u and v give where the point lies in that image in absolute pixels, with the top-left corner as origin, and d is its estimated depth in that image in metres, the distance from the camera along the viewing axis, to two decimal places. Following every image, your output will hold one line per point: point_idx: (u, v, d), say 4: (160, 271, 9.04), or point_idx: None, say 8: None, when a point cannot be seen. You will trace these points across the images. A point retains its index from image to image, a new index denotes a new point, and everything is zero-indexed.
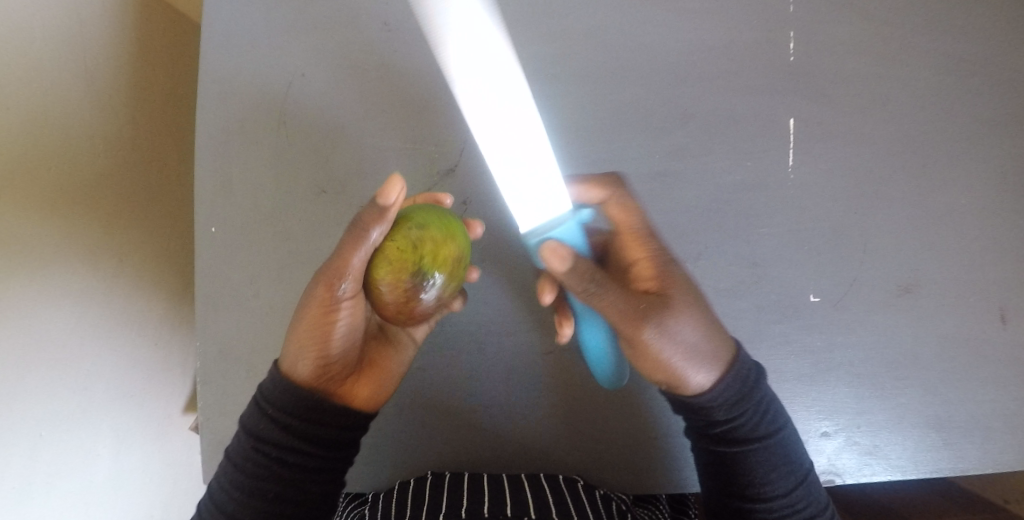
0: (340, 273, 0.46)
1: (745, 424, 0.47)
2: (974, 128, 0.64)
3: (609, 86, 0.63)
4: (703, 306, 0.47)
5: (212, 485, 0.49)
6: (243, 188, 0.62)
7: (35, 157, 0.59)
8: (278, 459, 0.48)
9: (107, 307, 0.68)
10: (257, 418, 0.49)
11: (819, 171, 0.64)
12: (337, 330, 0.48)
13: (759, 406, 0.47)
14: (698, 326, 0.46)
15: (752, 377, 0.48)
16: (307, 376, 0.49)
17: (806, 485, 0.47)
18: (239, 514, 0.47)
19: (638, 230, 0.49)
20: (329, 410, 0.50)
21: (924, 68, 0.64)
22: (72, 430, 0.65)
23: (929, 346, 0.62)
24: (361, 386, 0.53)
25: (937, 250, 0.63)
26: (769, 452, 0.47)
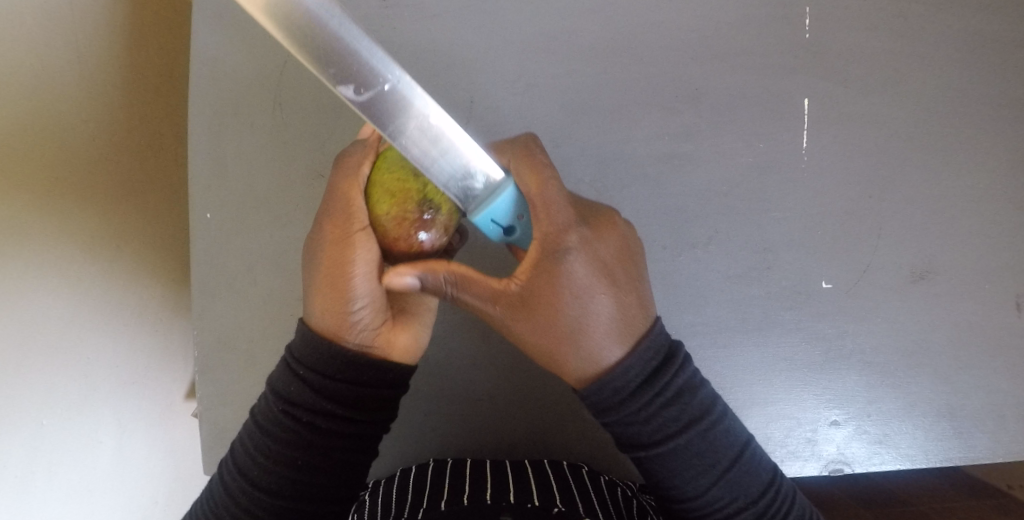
0: (344, 208, 0.47)
1: (645, 427, 0.45)
2: (997, 106, 0.61)
3: (616, 64, 0.60)
4: (583, 295, 0.45)
5: (237, 445, 0.48)
6: (237, 173, 0.61)
7: None
8: (309, 424, 0.46)
9: (107, 294, 0.67)
10: (287, 380, 0.47)
11: (834, 152, 0.61)
12: (358, 271, 0.46)
13: (659, 403, 0.44)
14: (574, 318, 0.45)
15: (646, 367, 0.45)
16: (333, 325, 0.47)
17: (725, 477, 0.45)
18: (264, 479, 0.45)
19: (539, 205, 0.45)
20: (363, 367, 0.47)
21: (947, 44, 0.61)
22: (73, 417, 0.67)
23: (944, 334, 0.61)
24: (396, 337, 0.50)
25: (955, 235, 0.61)
26: (679, 451, 0.45)
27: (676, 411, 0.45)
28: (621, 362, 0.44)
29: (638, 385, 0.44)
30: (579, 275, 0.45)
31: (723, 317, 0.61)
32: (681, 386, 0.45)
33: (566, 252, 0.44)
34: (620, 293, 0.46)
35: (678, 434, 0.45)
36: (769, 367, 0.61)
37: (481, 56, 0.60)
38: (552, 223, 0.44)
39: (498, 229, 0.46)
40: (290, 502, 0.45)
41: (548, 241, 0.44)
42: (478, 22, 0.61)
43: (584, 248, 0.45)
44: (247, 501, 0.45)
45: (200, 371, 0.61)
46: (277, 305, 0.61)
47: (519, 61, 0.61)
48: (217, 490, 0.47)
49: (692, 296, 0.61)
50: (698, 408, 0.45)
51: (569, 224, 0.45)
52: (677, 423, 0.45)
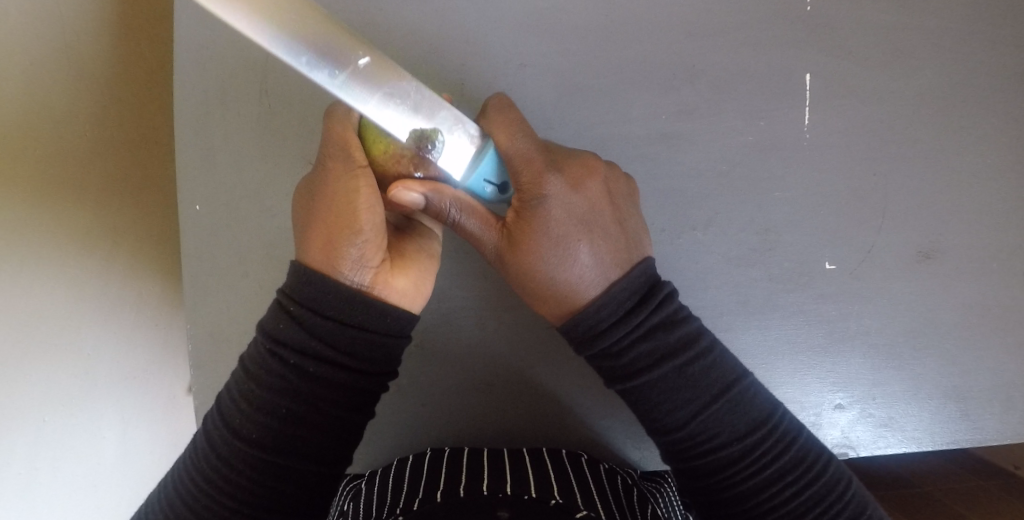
0: (341, 147, 0.47)
1: (624, 358, 0.48)
2: (1004, 78, 0.59)
3: (610, 43, 0.59)
4: (562, 236, 0.48)
5: (224, 390, 0.48)
6: (225, 161, 0.60)
7: (25, 139, 0.57)
8: (297, 369, 0.46)
9: (103, 289, 0.67)
10: (277, 319, 0.46)
11: (838, 129, 0.59)
12: (361, 203, 0.46)
13: (634, 333, 0.47)
14: (555, 257, 0.48)
15: (623, 297, 0.48)
16: (333, 260, 0.46)
17: (706, 409, 0.47)
18: (247, 426, 0.45)
19: (517, 154, 0.47)
20: (358, 308, 0.46)
21: (954, 14, 0.59)
22: (74, 416, 0.66)
23: (951, 314, 0.59)
24: (396, 279, 0.49)
25: (961, 212, 0.59)
26: (657, 382, 0.47)
27: (651, 344, 0.47)
28: (598, 299, 0.48)
29: (617, 320, 0.48)
30: (558, 220, 0.48)
31: (723, 300, 0.59)
32: (659, 321, 0.48)
33: (544, 199, 0.47)
34: (598, 236, 0.49)
35: (655, 366, 0.47)
36: (772, 350, 0.59)
37: (470, 35, 0.59)
38: (530, 172, 0.47)
39: (489, 187, 0.49)
40: (273, 452, 0.45)
41: (526, 188, 0.47)
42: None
43: (561, 194, 0.48)
44: (228, 450, 0.45)
45: (195, 365, 0.61)
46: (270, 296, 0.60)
47: (509, 39, 0.59)
48: (200, 440, 0.47)
49: (691, 280, 0.59)
50: (677, 342, 0.48)
51: (546, 173, 0.47)
52: (654, 355, 0.47)
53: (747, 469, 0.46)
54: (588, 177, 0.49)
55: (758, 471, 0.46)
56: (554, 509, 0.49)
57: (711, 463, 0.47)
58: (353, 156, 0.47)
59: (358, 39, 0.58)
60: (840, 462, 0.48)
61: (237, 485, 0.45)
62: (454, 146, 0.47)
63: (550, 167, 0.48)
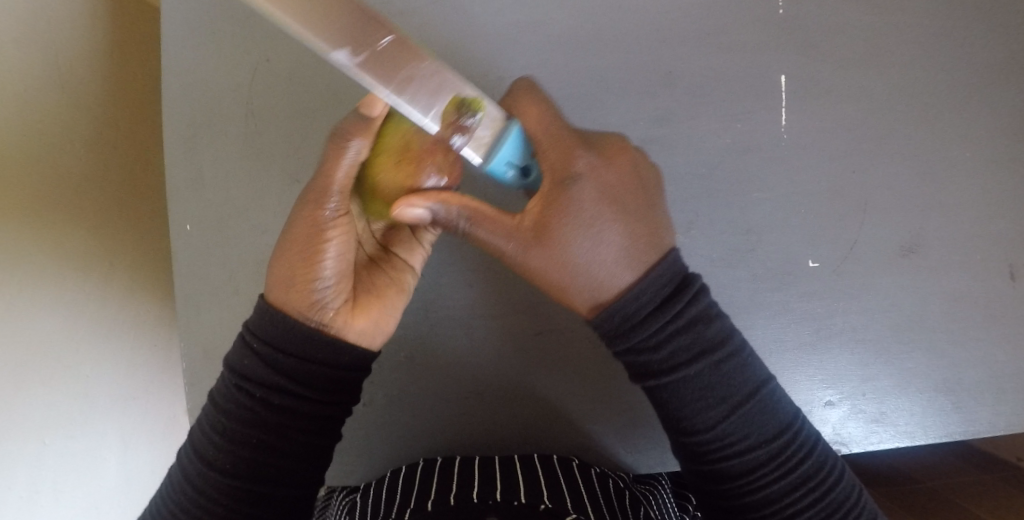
0: (324, 186, 0.46)
1: (659, 355, 0.45)
2: (977, 72, 0.60)
3: (586, 53, 0.60)
4: (596, 216, 0.44)
5: (196, 425, 0.49)
6: (214, 181, 0.61)
7: (28, 166, 0.58)
8: (263, 401, 0.47)
9: (101, 313, 0.68)
10: (242, 356, 0.48)
11: (815, 129, 0.60)
12: (328, 247, 0.47)
13: (674, 327, 0.45)
14: (590, 239, 0.44)
15: (666, 284, 0.45)
16: (297, 299, 0.47)
17: (739, 410, 0.46)
18: (218, 458, 0.46)
19: (548, 133, 0.45)
20: (317, 345, 0.47)
21: (924, 12, 0.60)
22: (74, 438, 0.67)
23: (937, 307, 0.59)
24: (358, 319, 0.50)
25: (942, 205, 0.60)
26: (692, 380, 0.46)
27: (690, 338, 0.45)
28: (636, 286, 0.44)
29: (657, 309, 0.45)
30: (590, 199, 0.44)
31: None
32: (698, 313, 0.45)
33: (574, 176, 0.44)
34: (633, 219, 0.45)
35: (693, 362, 0.45)
36: (760, 349, 0.60)
37: (449, 50, 0.60)
38: (558, 150, 0.45)
39: (510, 170, 0.46)
40: (245, 480, 0.46)
41: (556, 167, 0.44)
42: (445, 16, 0.60)
43: (593, 172, 0.45)
44: (202, 480, 0.46)
45: (189, 383, 0.61)
46: None
47: (488, 53, 0.60)
48: (176, 471, 0.48)
49: None
50: (714, 338, 0.46)
51: (577, 151, 0.45)
52: (691, 351, 0.45)
53: (775, 471, 0.46)
54: (620, 158, 0.47)
55: (779, 477, 0.46)
56: (544, 512, 0.49)
57: (739, 465, 0.46)
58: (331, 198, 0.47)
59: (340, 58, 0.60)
60: (852, 477, 0.48)
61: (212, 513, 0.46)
62: (480, 129, 0.45)
63: (581, 145, 0.45)
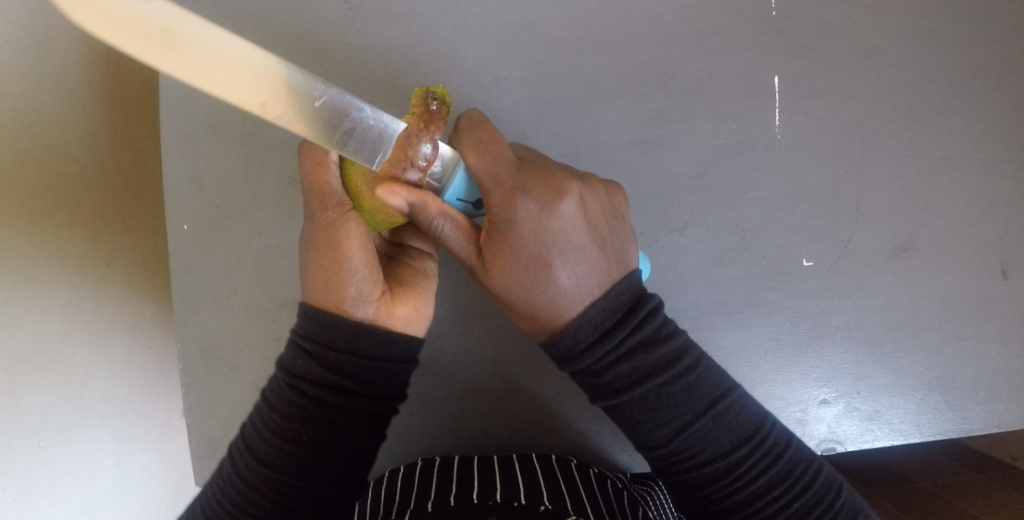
0: (320, 192, 0.47)
1: (604, 379, 0.47)
2: (968, 73, 0.61)
3: (582, 53, 0.60)
4: (536, 256, 0.47)
5: (248, 423, 0.49)
6: (212, 181, 0.61)
7: (28, 167, 0.58)
8: (316, 400, 0.47)
9: (97, 315, 0.68)
10: (295, 356, 0.48)
11: (808, 129, 0.61)
12: (350, 243, 0.47)
13: (613, 352, 0.46)
14: (530, 278, 0.47)
15: (597, 315, 0.47)
16: (335, 299, 0.48)
17: (689, 429, 0.46)
18: (270, 455, 0.46)
19: (491, 176, 0.46)
20: (367, 338, 0.48)
21: (914, 13, 0.61)
22: (70, 441, 0.66)
23: (930, 306, 0.60)
24: (398, 308, 0.51)
25: (934, 205, 0.60)
26: (637, 403, 0.47)
27: (632, 364, 0.46)
28: (577, 318, 0.47)
29: (596, 338, 0.47)
30: (529, 241, 0.47)
31: (704, 300, 0.60)
32: (640, 339, 0.47)
33: (513, 222, 0.46)
34: (572, 254, 0.48)
35: (635, 387, 0.46)
36: (754, 348, 0.60)
37: (446, 51, 0.61)
38: (499, 195, 0.46)
39: (460, 202, 0.48)
40: (296, 477, 0.46)
41: (497, 212, 0.46)
42: (440, 18, 0.61)
43: (532, 217, 0.47)
44: (252, 476, 0.46)
45: (187, 383, 0.62)
46: (258, 311, 0.61)
47: (483, 55, 0.61)
48: (227, 466, 0.48)
49: (672, 282, 0.60)
50: (658, 361, 0.47)
51: (517, 194, 0.46)
52: (635, 375, 0.47)
53: (734, 484, 0.46)
54: (565, 194, 0.48)
55: (743, 487, 0.46)
56: (544, 513, 0.49)
57: (697, 479, 0.47)
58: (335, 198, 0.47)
59: (337, 60, 0.61)
60: (829, 469, 0.48)
61: (261, 509, 0.46)
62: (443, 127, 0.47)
63: (522, 186, 0.47)
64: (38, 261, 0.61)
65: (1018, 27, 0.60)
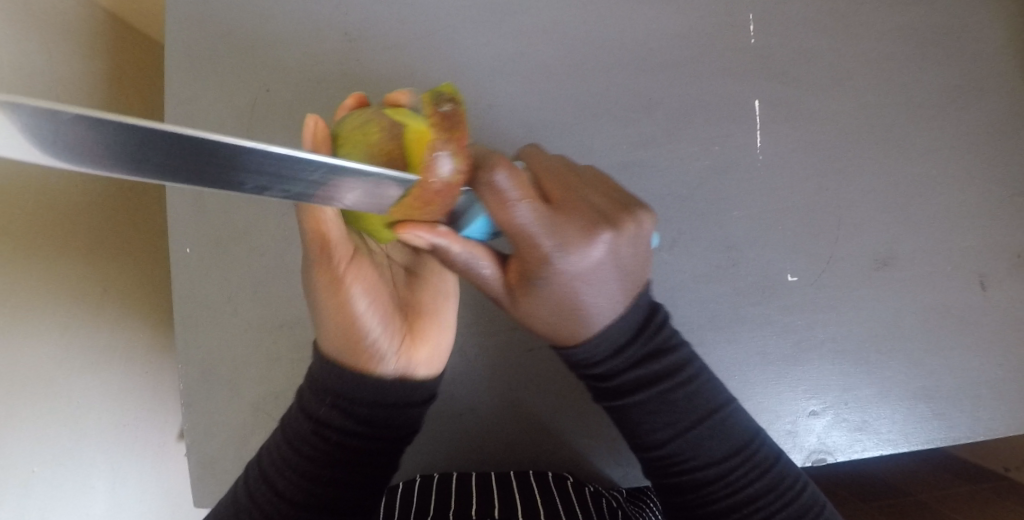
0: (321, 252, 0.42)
1: (612, 381, 0.48)
2: (938, 94, 0.64)
3: (570, 80, 0.63)
4: (562, 300, 0.44)
5: (263, 457, 0.50)
6: (214, 206, 0.63)
7: (28, 190, 0.59)
8: (340, 444, 0.49)
9: (92, 338, 0.69)
10: (317, 401, 0.49)
11: (788, 150, 0.63)
12: (359, 303, 0.46)
13: (625, 360, 0.47)
14: (552, 316, 0.45)
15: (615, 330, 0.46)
16: (352, 357, 0.48)
17: (687, 435, 0.47)
18: (291, 491, 0.47)
19: (526, 229, 0.40)
20: (387, 393, 0.49)
21: (885, 40, 0.64)
22: (65, 465, 0.65)
23: (912, 317, 0.62)
24: (416, 351, 0.51)
25: (912, 220, 0.63)
26: (641, 406, 0.48)
27: (639, 371, 0.48)
28: (593, 337, 0.46)
29: (609, 352, 0.47)
30: (558, 287, 0.43)
31: (694, 316, 0.62)
32: (648, 350, 0.48)
33: (546, 270, 0.42)
34: (604, 294, 0.45)
35: (639, 390, 0.48)
36: (744, 362, 0.62)
37: (441, 79, 0.63)
38: (530, 246, 0.41)
39: (484, 236, 0.44)
40: (318, 515, 0.47)
41: (530, 260, 0.42)
42: (434, 48, 0.63)
43: (568, 268, 0.42)
44: (272, 510, 0.46)
45: (186, 404, 0.63)
46: (259, 332, 0.63)
47: (476, 83, 0.63)
48: (239, 493, 0.48)
49: (662, 297, 0.62)
50: (664, 369, 0.48)
51: (555, 246, 0.42)
52: (641, 381, 0.48)
53: (726, 491, 0.47)
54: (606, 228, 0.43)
55: (726, 496, 0.46)
56: None
57: (688, 482, 0.47)
58: (337, 256, 0.43)
59: (337, 90, 0.63)
60: (818, 490, 0.49)
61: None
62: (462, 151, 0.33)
63: (562, 236, 0.41)
64: (28, 286, 0.60)
65: (983, 52, 0.64)
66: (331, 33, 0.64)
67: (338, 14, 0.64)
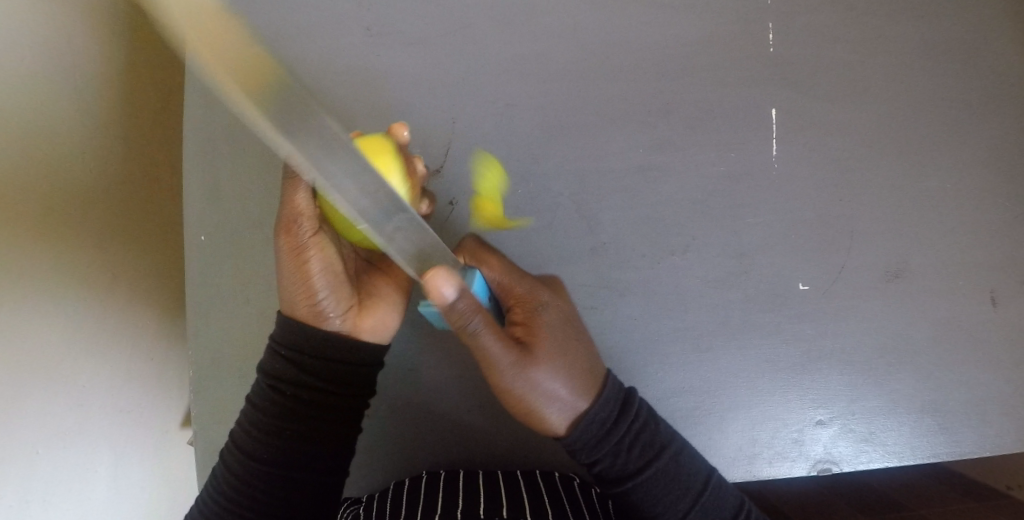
0: (291, 215, 0.49)
1: (610, 464, 0.53)
2: (956, 110, 0.64)
3: (590, 84, 0.64)
4: (565, 349, 0.54)
5: (234, 427, 0.54)
6: (230, 194, 0.63)
7: (34, 172, 0.60)
8: (294, 397, 0.52)
9: (102, 324, 0.69)
10: (273, 360, 0.53)
11: (804, 159, 0.63)
12: (314, 266, 0.51)
13: (619, 443, 0.53)
14: (561, 370, 0.53)
15: (607, 416, 0.53)
16: (307, 316, 0.53)
17: (694, 506, 0.53)
18: (256, 450, 0.51)
19: (516, 275, 0.58)
20: (336, 349, 0.53)
21: (905, 54, 0.64)
22: (66, 446, 0.66)
23: (923, 331, 0.62)
24: (364, 319, 0.55)
25: (925, 234, 0.63)
26: (644, 489, 0.53)
27: (634, 451, 0.53)
28: (591, 408, 0.53)
29: (603, 433, 0.53)
30: (554, 327, 0.56)
31: (705, 322, 0.62)
32: (635, 431, 0.54)
33: (541, 310, 0.56)
34: (585, 343, 0.56)
35: (639, 471, 0.53)
36: (752, 370, 0.62)
37: (461, 77, 0.64)
38: (524, 290, 0.57)
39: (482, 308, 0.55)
40: (281, 467, 0.51)
41: (523, 305, 0.57)
42: (456, 47, 0.64)
43: (555, 305, 0.57)
44: (241, 469, 0.51)
45: (196, 390, 0.63)
46: (270, 321, 0.63)
47: (496, 82, 0.64)
48: (217, 467, 0.53)
49: (673, 301, 0.62)
50: (654, 448, 0.53)
51: (538, 290, 0.58)
52: (639, 461, 0.53)
53: None
54: (563, 295, 0.60)
55: None
56: None
57: None
58: (302, 223, 0.50)
59: (356, 84, 0.64)
60: None
61: (256, 502, 0.50)
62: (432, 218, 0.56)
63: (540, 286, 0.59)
64: (30, 266, 0.61)
65: (1001, 69, 0.64)
66: (354, 27, 0.64)
67: (360, 9, 0.64)
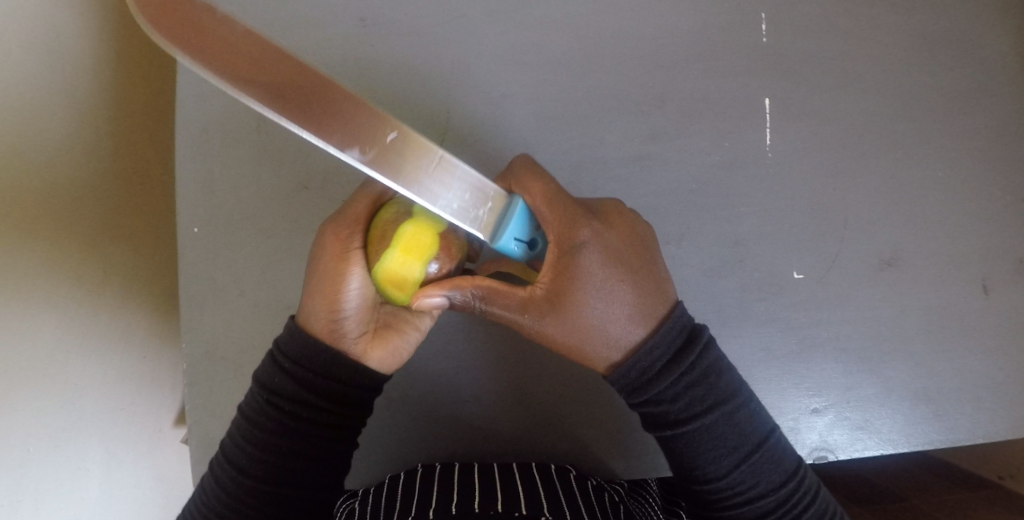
0: (350, 220, 0.50)
1: (657, 409, 0.48)
2: (946, 99, 0.64)
3: (584, 74, 0.64)
4: (603, 289, 0.47)
5: (226, 440, 0.53)
6: (224, 187, 0.63)
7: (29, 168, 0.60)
8: (292, 414, 0.51)
9: (95, 320, 0.68)
10: (273, 374, 0.52)
11: (797, 149, 0.64)
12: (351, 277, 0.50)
13: (671, 389, 0.47)
14: (598, 312, 0.47)
15: (659, 360, 0.47)
16: (323, 330, 0.51)
17: (749, 463, 0.48)
18: (251, 466, 0.50)
19: (560, 203, 0.48)
20: (342, 370, 0.52)
21: (896, 44, 0.65)
22: (59, 444, 0.66)
23: (916, 318, 0.62)
24: (375, 347, 0.54)
25: (917, 222, 0.63)
26: (691, 440, 0.48)
27: (687, 399, 0.47)
28: (645, 343, 0.47)
29: (649, 377, 0.47)
30: (595, 266, 0.47)
31: (701, 311, 0.62)
32: (686, 382, 0.47)
33: (581, 247, 0.47)
34: (641, 278, 0.48)
35: (691, 420, 0.47)
36: (748, 359, 0.62)
37: (455, 68, 0.64)
38: (564, 220, 0.47)
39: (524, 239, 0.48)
40: (275, 484, 0.50)
41: (561, 237, 0.47)
42: (450, 38, 0.64)
43: (598, 238, 0.47)
44: (234, 484, 0.50)
45: (189, 385, 0.62)
46: (265, 314, 0.62)
47: (490, 72, 0.64)
48: (208, 480, 0.52)
49: None
50: (705, 401, 0.47)
51: (581, 221, 0.47)
52: (689, 411, 0.48)
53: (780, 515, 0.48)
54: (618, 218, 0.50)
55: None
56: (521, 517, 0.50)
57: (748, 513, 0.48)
58: (352, 238, 0.50)
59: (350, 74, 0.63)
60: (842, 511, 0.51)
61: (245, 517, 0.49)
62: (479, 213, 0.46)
63: (583, 214, 0.48)
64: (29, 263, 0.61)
65: (992, 58, 0.65)
66: (347, 17, 0.64)
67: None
